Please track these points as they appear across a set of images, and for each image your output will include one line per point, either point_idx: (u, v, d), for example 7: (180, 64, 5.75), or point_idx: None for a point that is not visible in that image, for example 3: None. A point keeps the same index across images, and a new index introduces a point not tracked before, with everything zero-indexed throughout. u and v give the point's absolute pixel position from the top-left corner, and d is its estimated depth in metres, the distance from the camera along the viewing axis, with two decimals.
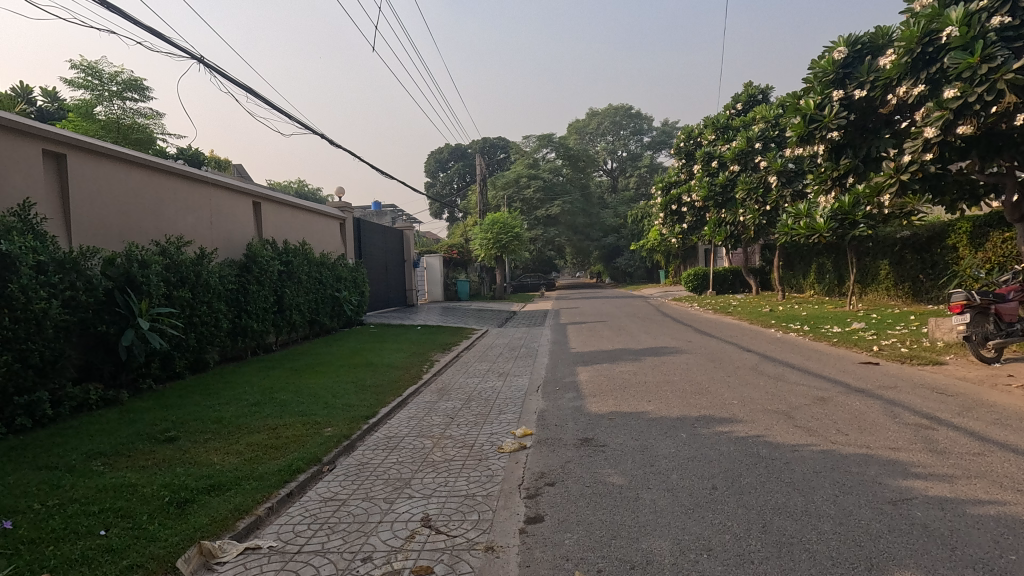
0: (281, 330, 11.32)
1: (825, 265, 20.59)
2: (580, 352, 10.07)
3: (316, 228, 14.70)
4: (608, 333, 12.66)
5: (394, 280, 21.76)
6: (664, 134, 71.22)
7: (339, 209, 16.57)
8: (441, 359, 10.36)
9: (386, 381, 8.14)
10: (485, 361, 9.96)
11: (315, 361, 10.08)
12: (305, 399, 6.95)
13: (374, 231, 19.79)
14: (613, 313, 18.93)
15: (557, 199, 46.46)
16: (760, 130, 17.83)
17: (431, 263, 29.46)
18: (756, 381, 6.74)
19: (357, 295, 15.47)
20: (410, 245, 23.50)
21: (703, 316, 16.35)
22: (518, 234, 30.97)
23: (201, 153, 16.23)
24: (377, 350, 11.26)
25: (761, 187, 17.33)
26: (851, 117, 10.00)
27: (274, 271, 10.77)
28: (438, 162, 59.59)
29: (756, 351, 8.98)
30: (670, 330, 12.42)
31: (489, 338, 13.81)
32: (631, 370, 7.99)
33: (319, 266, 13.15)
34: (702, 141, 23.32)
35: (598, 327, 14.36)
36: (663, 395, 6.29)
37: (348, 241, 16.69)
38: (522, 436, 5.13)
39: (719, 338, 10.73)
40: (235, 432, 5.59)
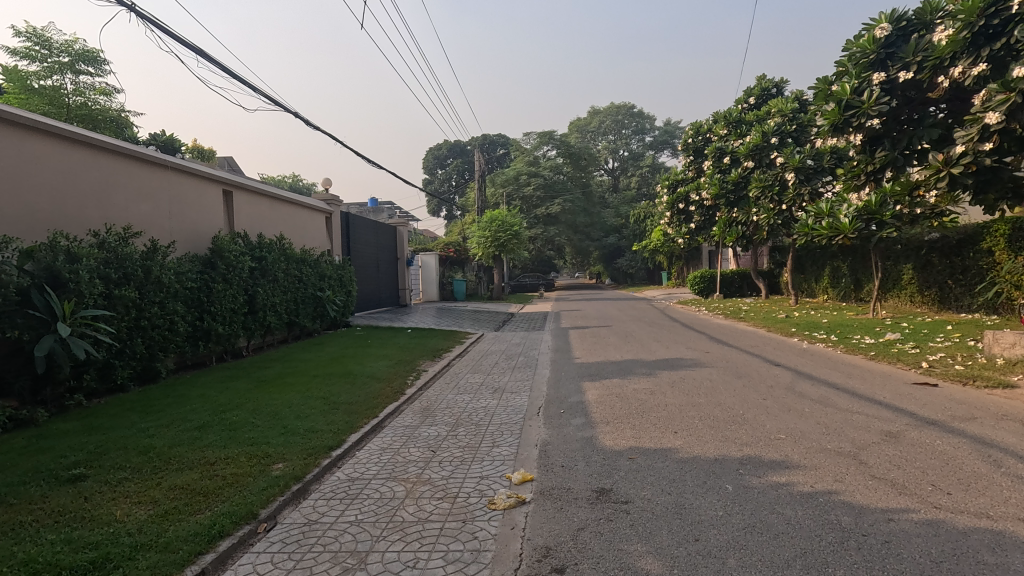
0: (253, 333, 10.19)
1: (841, 269, 19.49)
2: (585, 364, 8.97)
3: (299, 222, 13.57)
4: (614, 340, 11.57)
5: (385, 279, 20.62)
6: (667, 134, 70.21)
7: (326, 202, 15.45)
8: (429, 369, 9.24)
9: (362, 398, 6.99)
10: (478, 373, 8.85)
11: (287, 370, 8.95)
12: (261, 422, 5.82)
13: (364, 226, 18.66)
14: (618, 317, 17.83)
15: (557, 197, 45.41)
16: (776, 124, 16.83)
17: (426, 261, 28.36)
18: (799, 406, 5.65)
19: (342, 295, 14.31)
20: (403, 242, 22.35)
21: (716, 323, 15.25)
22: (517, 233, 29.88)
23: (177, 140, 15.05)
24: (359, 357, 10.13)
25: (777, 185, 16.44)
26: (893, 103, 8.91)
27: (244, 268, 9.63)
28: (436, 159, 58.51)
29: (786, 366, 7.91)
30: (683, 338, 11.34)
31: (484, 343, 12.69)
32: (647, 388, 6.90)
33: (299, 263, 12.03)
34: (711, 138, 22.29)
35: (602, 333, 13.26)
36: (691, 425, 5.21)
37: (335, 237, 15.59)
38: (520, 483, 4.02)
39: (741, 349, 9.63)
40: (161, 469, 4.48)
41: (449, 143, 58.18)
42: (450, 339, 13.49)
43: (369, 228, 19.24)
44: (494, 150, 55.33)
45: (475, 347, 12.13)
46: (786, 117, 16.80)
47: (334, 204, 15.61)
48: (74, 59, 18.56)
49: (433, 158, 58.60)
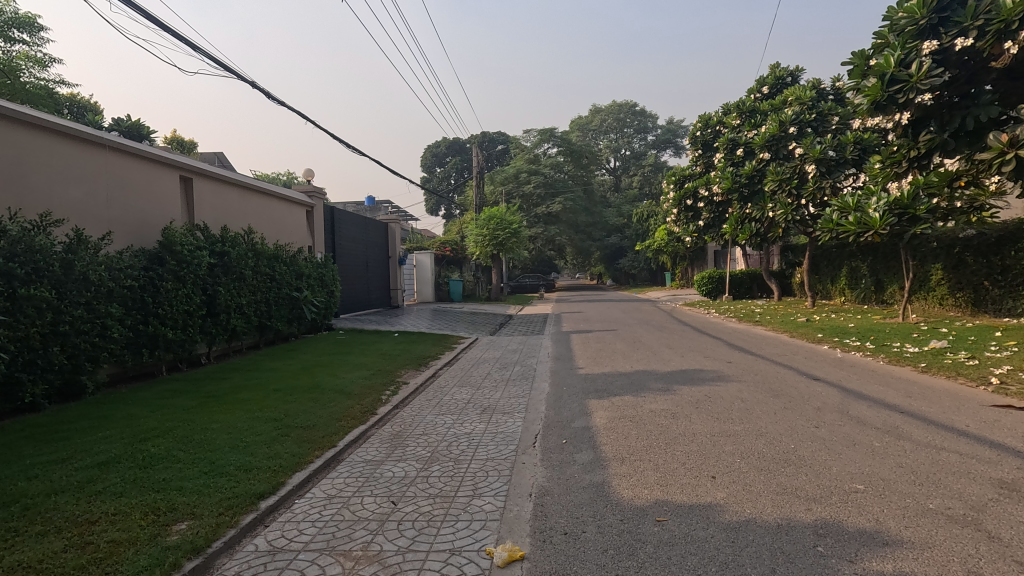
0: (214, 338, 9.01)
1: (861, 270, 18.28)
2: (591, 376, 7.79)
3: (276, 215, 12.37)
4: (622, 347, 10.38)
5: (376, 279, 19.45)
6: (670, 132, 69.11)
7: (308, 195, 14.25)
8: (411, 381, 8.06)
9: (321, 421, 5.80)
10: (467, 386, 7.66)
11: (247, 381, 7.77)
12: (185, 455, 4.62)
13: (352, 221, 17.51)
14: (623, 320, 16.65)
15: (558, 196, 44.35)
16: (794, 113, 15.68)
17: (421, 260, 27.17)
18: (864, 439, 4.47)
19: (321, 295, 13.09)
20: (394, 240, 21.19)
21: (730, 326, 14.06)
22: (516, 231, 28.71)
23: (145, 125, 13.88)
24: (334, 366, 8.95)
25: (795, 178, 15.30)
26: (947, 75, 7.77)
27: (202, 264, 8.45)
28: (434, 156, 57.41)
29: (827, 381, 6.73)
30: (698, 345, 10.17)
31: (477, 349, 11.50)
32: (666, 409, 5.73)
33: (272, 260, 10.83)
34: (722, 130, 21.26)
35: (607, 338, 12.08)
36: (731, 466, 4.03)
37: (319, 232, 14.41)
38: (505, 565, 2.82)
39: (767, 359, 8.45)
40: (17, 532, 3.28)
41: (448, 141, 56.98)
42: (440, 343, 12.29)
43: (358, 224, 18.09)
44: (494, 148, 54.16)
45: (466, 354, 10.94)
46: (805, 105, 15.80)
47: (316, 197, 14.42)
48: (5, 24, 16.68)
49: (432, 156, 57.40)
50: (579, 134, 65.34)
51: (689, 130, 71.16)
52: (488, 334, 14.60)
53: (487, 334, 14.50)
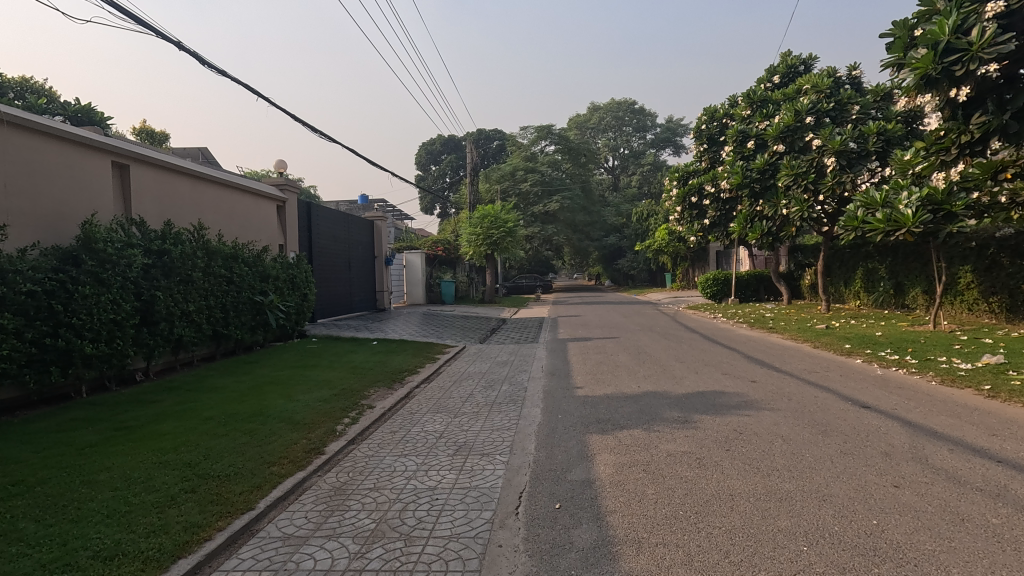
0: (153, 350, 7.74)
1: (880, 272, 17.08)
2: (591, 400, 6.55)
3: (239, 209, 11.03)
4: (626, 360, 9.14)
5: (360, 280, 18.20)
6: (669, 131, 68.12)
7: (278, 188, 12.92)
8: (378, 404, 6.79)
9: (246, 467, 4.52)
10: (443, 411, 6.39)
11: (181, 404, 6.51)
12: (37, 528, 3.36)
13: (333, 218, 16.27)
14: (625, 325, 15.42)
15: (556, 194, 43.19)
16: (811, 101, 14.46)
17: (412, 260, 25.90)
18: (972, 511, 3.23)
19: (292, 298, 11.81)
20: (381, 238, 19.94)
21: (742, 334, 12.87)
22: (511, 230, 27.49)
23: (98, 110, 12.58)
24: (292, 383, 7.69)
25: (812, 172, 14.14)
26: (1015, 43, 6.58)
27: (132, 265, 7.16)
28: (429, 154, 56.13)
29: (880, 410, 5.51)
30: (712, 358, 8.95)
31: (463, 361, 10.26)
32: (689, 452, 4.48)
33: (228, 260, 9.53)
34: (728, 123, 20.10)
35: (608, 347, 10.85)
36: (798, 559, 2.80)
37: (291, 229, 13.11)
38: None
39: (797, 378, 7.25)
40: None
41: (443, 138, 55.71)
42: (422, 353, 11.03)
43: (339, 221, 16.84)
44: (490, 146, 52.90)
45: (449, 367, 9.69)
46: (822, 94, 14.65)
47: (288, 191, 13.10)
48: None
49: (427, 153, 56.12)
50: (577, 132, 64.19)
51: (688, 128, 70.08)
52: (478, 341, 13.32)
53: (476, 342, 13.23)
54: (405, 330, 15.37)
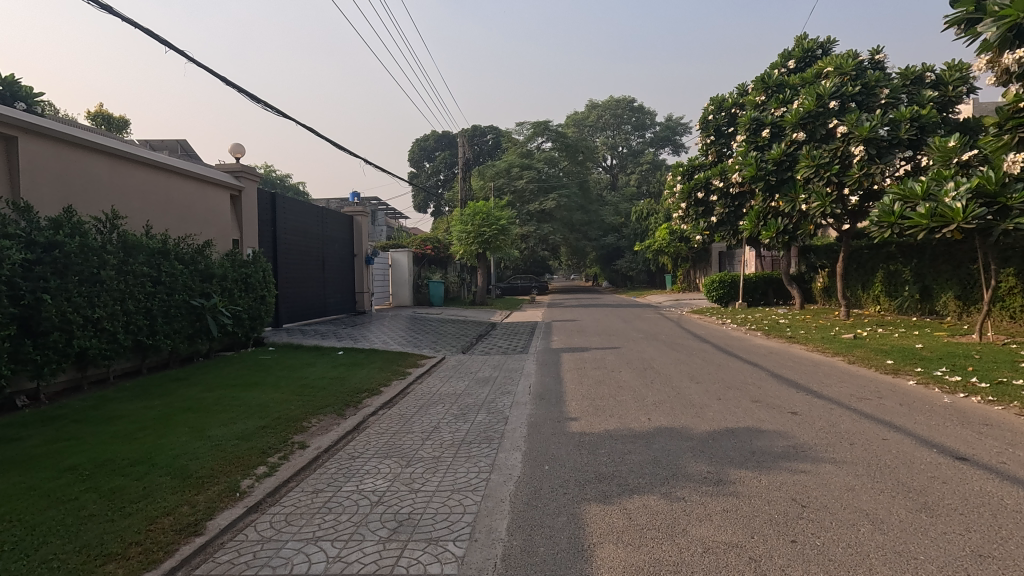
0: (41, 368, 6.18)
1: (905, 275, 15.59)
2: (589, 441, 5.03)
3: (179, 197, 9.40)
4: (631, 379, 7.63)
5: (335, 281, 16.66)
6: (668, 129, 66.82)
7: (233, 175, 11.30)
8: (312, 444, 5.24)
9: (58, 571, 2.93)
10: (394, 456, 4.86)
11: (53, 441, 4.97)
12: None
13: (303, 211, 14.75)
14: (626, 331, 13.92)
15: (552, 192, 41.73)
16: (834, 84, 12.98)
17: (397, 258, 24.32)
18: None
19: (243, 301, 10.24)
20: (360, 235, 18.41)
21: (759, 344, 11.38)
22: (504, 227, 25.96)
23: (27, 84, 10.98)
24: (215, 410, 6.15)
25: (835, 162, 12.67)
26: None
27: (3, 261, 5.59)
28: (422, 151, 54.63)
29: (987, 466, 4.00)
30: (734, 377, 7.44)
31: (438, 377, 8.72)
32: (736, 547, 2.97)
33: (154, 256, 7.95)
34: (737, 113, 18.68)
35: (608, 361, 9.33)
36: None
37: (248, 222, 11.49)
38: None
39: (847, 408, 5.76)
40: None
41: (437, 134, 54.23)
42: (392, 366, 9.48)
43: (310, 214, 15.30)
44: (485, 143, 51.41)
45: (419, 385, 8.14)
46: (846, 76, 13.20)
47: (244, 178, 11.47)
48: None
49: (420, 150, 54.61)
50: (575, 130, 62.78)
51: (688, 127, 68.74)
52: (459, 350, 11.71)
53: (457, 351, 11.65)
54: (380, 336, 13.78)
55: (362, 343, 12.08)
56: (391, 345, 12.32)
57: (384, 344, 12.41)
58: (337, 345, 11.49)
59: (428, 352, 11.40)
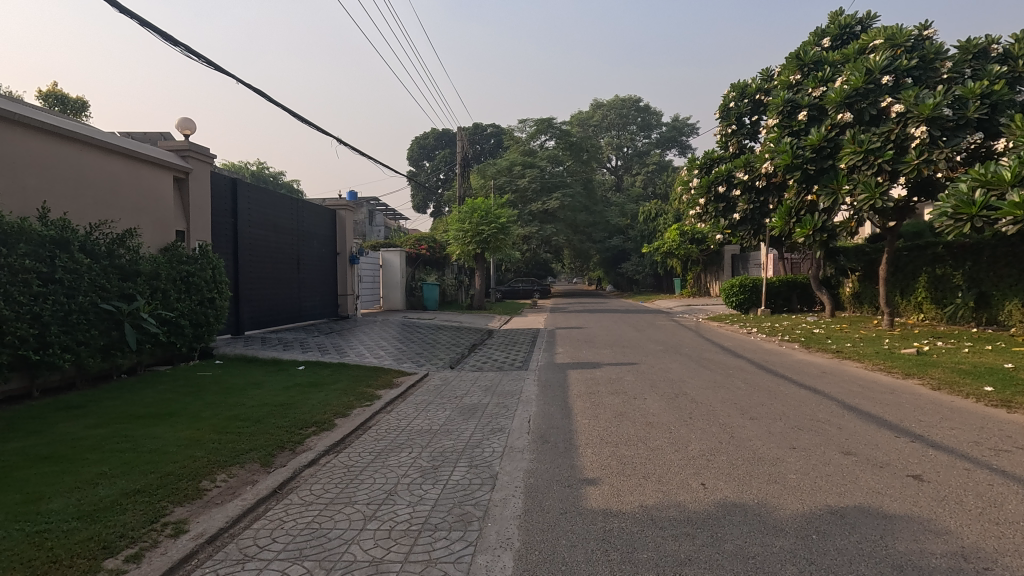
0: None
1: (955, 280, 13.74)
2: (620, 532, 3.21)
3: (97, 175, 7.59)
4: (661, 413, 5.84)
5: (313, 281, 14.87)
6: (675, 129, 65.15)
7: (177, 155, 9.45)
8: (192, 530, 3.40)
9: None
10: (307, 561, 3.02)
11: None
12: None
13: (273, 201, 13.01)
14: (642, 341, 12.13)
15: (555, 192, 40.04)
16: (886, 57, 11.21)
17: (389, 258, 22.56)
18: None
19: (183, 304, 8.44)
20: (343, 230, 16.63)
21: (803, 360, 9.55)
22: (504, 226, 24.19)
23: None
24: (85, 460, 4.38)
25: (889, 146, 10.89)
26: None
27: None
28: (421, 150, 53.10)
29: None
30: (799, 412, 5.63)
31: (412, 403, 6.90)
32: None
33: (44, 248, 6.16)
34: (763, 100, 16.95)
35: (626, 383, 7.54)
36: None
37: (197, 210, 9.66)
38: None
39: (988, 469, 3.97)
40: None
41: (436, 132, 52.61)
42: (359, 387, 7.67)
43: (284, 206, 13.54)
44: (485, 141, 49.73)
45: (386, 417, 6.30)
46: (899, 48, 11.42)
47: (191, 159, 9.63)
48: None
49: (419, 148, 52.96)
50: (579, 130, 61.18)
51: (695, 128, 67.04)
52: (447, 365, 9.88)
53: (444, 365, 9.83)
54: (358, 344, 11.94)
55: (332, 354, 10.22)
56: (367, 356, 10.47)
57: (359, 354, 10.56)
58: (301, 356, 9.65)
59: (409, 367, 9.57)
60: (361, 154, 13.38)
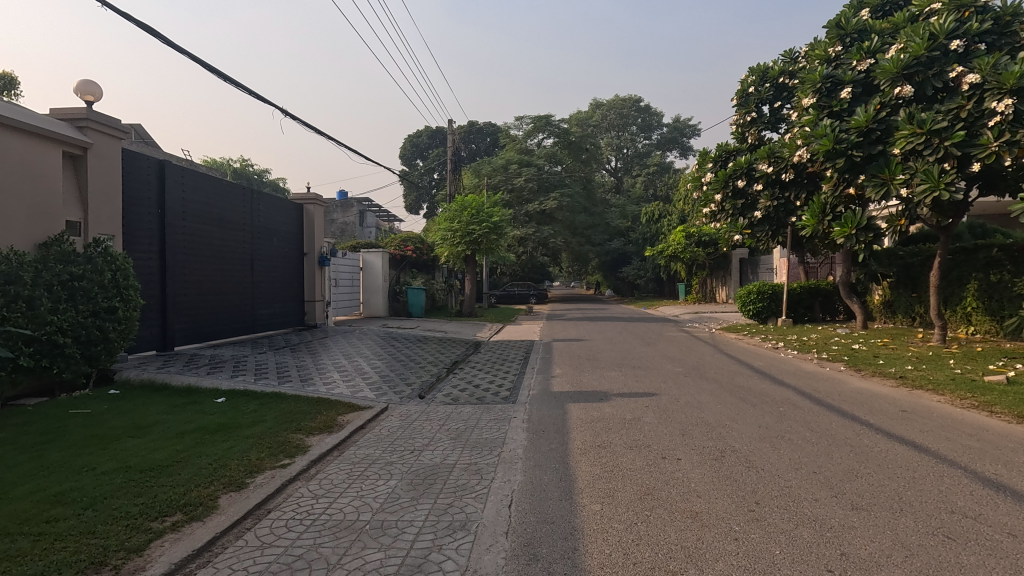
0: None
1: (1018, 287, 11.77)
2: None
3: None
4: (711, 495, 3.83)
5: (271, 285, 12.84)
6: (676, 130, 63.38)
7: (70, 125, 7.38)
8: None
9: None
10: None
11: None
12: None
13: (219, 191, 10.99)
14: (656, 360, 10.15)
15: (553, 192, 38.22)
16: (953, 19, 9.31)
17: (370, 260, 20.55)
18: None
19: (63, 316, 6.45)
20: (310, 226, 14.63)
21: (862, 390, 7.59)
22: (497, 225, 22.20)
23: None
24: None
25: (959, 125, 8.97)
26: None
27: None
28: (414, 148, 51.16)
29: None
30: (922, 497, 3.66)
31: (346, 464, 4.83)
32: None
33: None
34: (788, 83, 15.08)
35: (647, 430, 5.54)
36: None
37: (99, 196, 7.63)
38: None
39: None
40: None
41: (430, 130, 50.77)
42: (281, 431, 5.62)
43: (235, 198, 11.51)
44: (481, 140, 47.85)
45: (299, 493, 4.21)
46: (968, 10, 9.52)
47: (89, 132, 7.56)
48: None
49: (412, 146, 51.08)
50: (579, 130, 59.31)
51: (697, 128, 65.19)
52: (416, 394, 7.79)
53: (411, 395, 7.70)
54: (313, 360, 9.76)
55: (270, 377, 8.01)
56: (316, 377, 8.28)
57: (308, 375, 8.37)
58: (226, 381, 7.47)
59: (366, 397, 7.43)
60: (324, 135, 11.39)
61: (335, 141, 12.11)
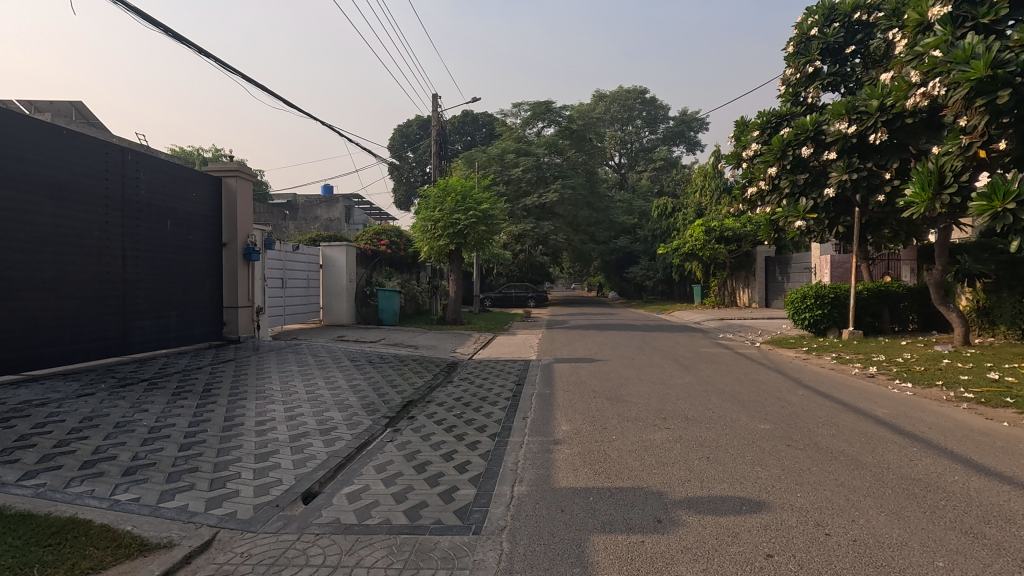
0: None
1: None
2: None
3: None
4: None
5: (158, 285, 9.17)
6: (684, 124, 59.75)
7: None
8: None
9: None
10: None
11: None
12: None
13: (55, 142, 7.37)
14: (716, 405, 6.51)
15: (553, 183, 34.67)
16: None
17: (333, 256, 16.90)
18: None
19: None
20: (231, 206, 10.95)
21: None
22: (487, 214, 18.59)
23: None
24: None
25: None
26: None
27: None
28: (404, 138, 47.67)
29: None
30: None
31: None
32: None
33: None
34: (864, 18, 11.65)
35: None
36: None
37: None
38: None
39: None
40: None
41: (422, 120, 47.27)
42: None
43: (89, 156, 7.87)
44: (476, 130, 44.33)
45: None
46: None
47: None
48: None
49: (402, 137, 47.53)
50: (581, 121, 55.75)
51: (705, 123, 61.63)
52: (301, 500, 3.98)
53: (286, 502, 3.90)
54: (165, 404, 5.91)
55: (24, 457, 4.18)
56: (123, 454, 4.44)
57: (113, 448, 4.54)
58: None
59: (182, 513, 3.61)
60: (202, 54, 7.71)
61: (231, 69, 8.46)
